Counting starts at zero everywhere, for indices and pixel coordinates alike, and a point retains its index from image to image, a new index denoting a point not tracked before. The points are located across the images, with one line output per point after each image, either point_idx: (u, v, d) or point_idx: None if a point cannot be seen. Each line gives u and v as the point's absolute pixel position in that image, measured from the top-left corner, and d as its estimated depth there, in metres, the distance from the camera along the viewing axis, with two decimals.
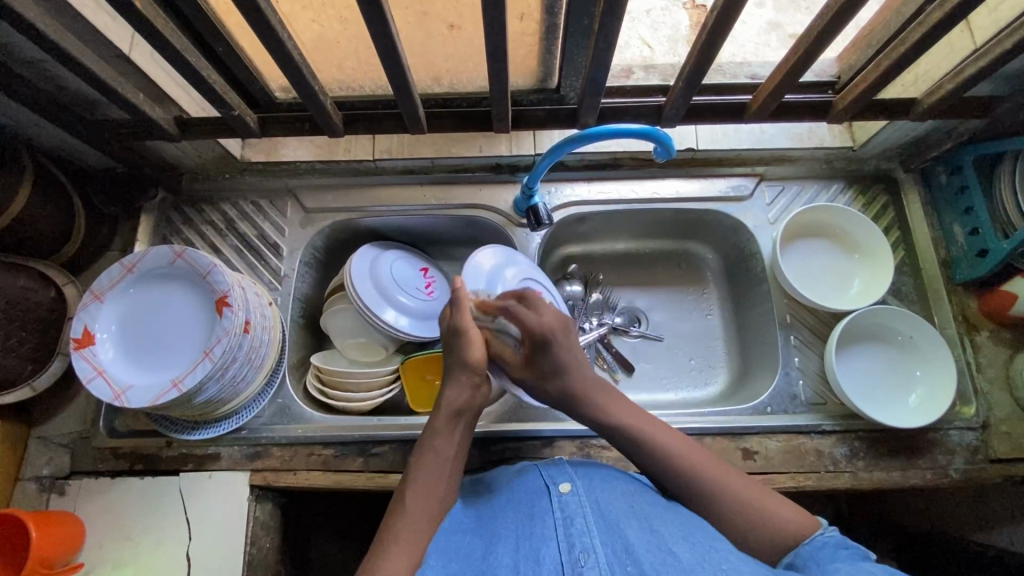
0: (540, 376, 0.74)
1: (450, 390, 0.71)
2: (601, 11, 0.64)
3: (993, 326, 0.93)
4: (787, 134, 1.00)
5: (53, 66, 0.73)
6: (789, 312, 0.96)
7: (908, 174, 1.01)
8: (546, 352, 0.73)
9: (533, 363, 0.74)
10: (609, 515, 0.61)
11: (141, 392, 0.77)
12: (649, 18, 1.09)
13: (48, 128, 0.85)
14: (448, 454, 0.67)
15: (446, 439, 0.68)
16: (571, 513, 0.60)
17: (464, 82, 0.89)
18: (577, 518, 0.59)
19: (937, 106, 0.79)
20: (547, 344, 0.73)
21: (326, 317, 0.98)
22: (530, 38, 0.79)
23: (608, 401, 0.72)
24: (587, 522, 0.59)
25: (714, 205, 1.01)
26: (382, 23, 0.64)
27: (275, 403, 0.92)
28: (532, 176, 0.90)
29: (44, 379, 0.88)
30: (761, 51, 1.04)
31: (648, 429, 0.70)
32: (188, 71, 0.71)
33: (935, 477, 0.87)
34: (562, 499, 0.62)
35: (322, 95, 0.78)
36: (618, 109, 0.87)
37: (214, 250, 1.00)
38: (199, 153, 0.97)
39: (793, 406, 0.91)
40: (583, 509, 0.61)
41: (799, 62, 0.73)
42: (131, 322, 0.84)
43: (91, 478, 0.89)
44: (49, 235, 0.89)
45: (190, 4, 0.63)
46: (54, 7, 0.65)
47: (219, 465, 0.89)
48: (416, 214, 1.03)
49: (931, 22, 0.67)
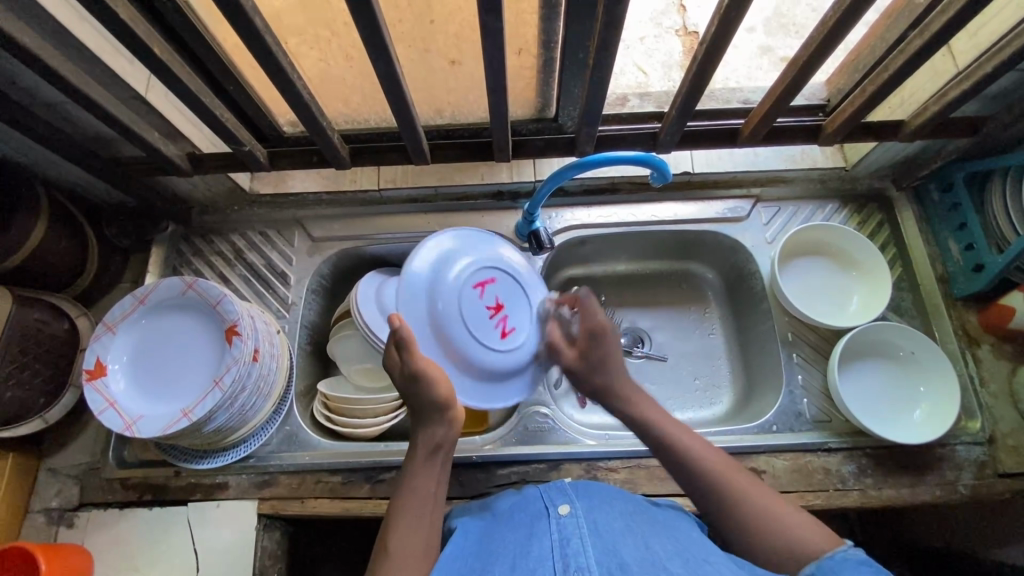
0: (591, 367, 0.86)
1: (424, 427, 0.72)
2: (596, 48, 0.67)
3: (994, 340, 0.94)
4: (780, 156, 1.02)
5: (72, 108, 0.76)
6: (790, 330, 0.97)
7: (900, 193, 1.03)
8: (600, 346, 0.86)
9: (586, 354, 0.87)
10: (607, 536, 0.60)
11: (155, 421, 0.79)
12: (643, 45, 1.14)
13: (64, 166, 0.88)
14: (426, 488, 0.68)
15: (423, 474, 0.69)
16: (568, 535, 0.59)
17: (466, 113, 0.92)
18: (573, 539, 0.59)
19: (923, 127, 0.82)
20: (600, 339, 0.86)
21: (332, 344, 0.99)
22: (528, 72, 0.83)
23: (638, 398, 0.81)
24: (583, 543, 0.58)
25: (712, 226, 1.03)
26: (387, 62, 0.67)
27: (282, 430, 0.93)
28: (533, 203, 0.93)
29: (55, 412, 0.89)
30: (752, 75, 1.08)
31: (691, 449, 0.73)
32: (202, 111, 0.74)
33: (944, 493, 0.86)
34: (561, 521, 0.62)
35: (330, 131, 0.81)
36: (615, 136, 0.90)
37: (223, 279, 1.02)
38: (210, 187, 0.99)
39: (798, 424, 0.91)
40: (580, 530, 0.60)
41: (787, 89, 0.75)
42: (141, 356, 0.85)
43: (99, 510, 0.89)
44: (64, 269, 0.92)
45: (207, 49, 0.66)
46: (76, 53, 0.68)
47: (227, 494, 0.89)
48: (420, 240, 1.05)
49: (911, 51, 0.70)
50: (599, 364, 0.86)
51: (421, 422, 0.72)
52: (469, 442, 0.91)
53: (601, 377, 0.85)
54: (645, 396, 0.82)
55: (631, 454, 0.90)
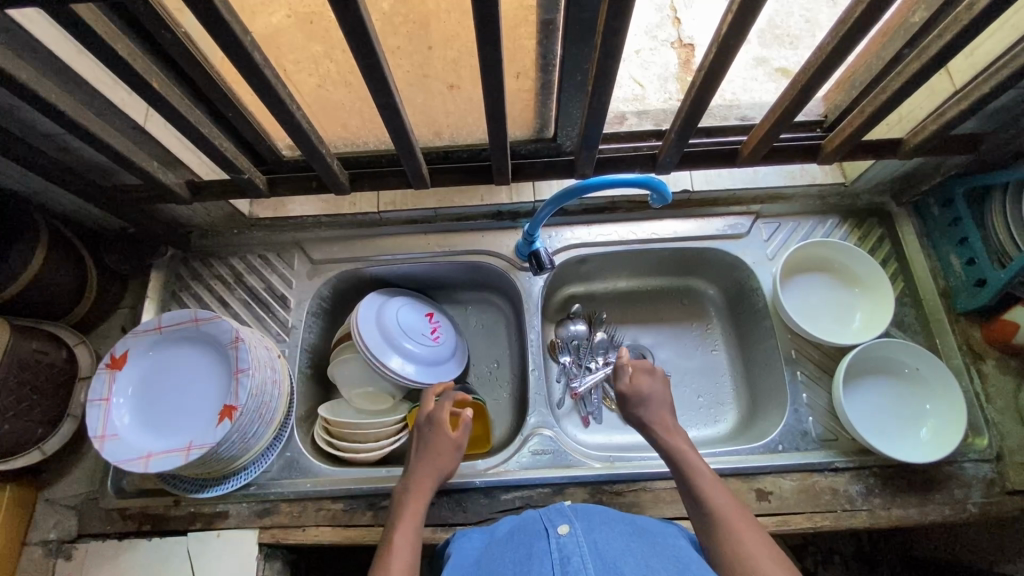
0: (640, 397, 0.83)
1: (420, 472, 0.80)
2: (595, 73, 0.67)
3: (998, 355, 0.93)
4: (780, 173, 1.02)
5: (70, 138, 0.75)
6: (794, 347, 0.97)
7: (900, 208, 1.03)
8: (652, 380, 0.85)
9: (644, 382, 0.84)
10: (605, 554, 0.59)
11: (169, 453, 0.78)
12: (639, 58, 1.14)
13: (64, 195, 0.88)
14: (407, 541, 0.71)
15: (408, 524, 0.73)
16: (568, 553, 0.58)
17: (465, 134, 0.92)
18: (574, 556, 0.57)
19: (923, 144, 0.82)
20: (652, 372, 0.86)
21: (333, 368, 0.99)
22: (526, 94, 0.83)
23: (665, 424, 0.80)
24: (584, 562, 0.56)
25: (712, 243, 1.03)
26: (386, 92, 0.67)
27: (283, 457, 0.92)
28: (533, 224, 0.93)
29: (53, 442, 0.89)
30: (748, 85, 1.08)
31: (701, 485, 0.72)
32: (202, 141, 0.73)
33: (953, 512, 0.85)
34: (560, 540, 0.60)
35: (329, 157, 0.81)
36: (614, 157, 0.90)
37: (222, 303, 1.02)
38: (209, 213, 0.99)
39: (804, 443, 0.91)
40: (580, 548, 0.58)
41: (786, 112, 0.75)
42: (190, 345, 0.87)
43: (98, 541, 0.88)
44: (63, 296, 0.91)
45: (206, 79, 0.66)
46: (74, 86, 0.68)
47: (227, 523, 0.88)
48: (421, 262, 1.05)
49: (908, 74, 0.70)
50: (646, 396, 0.83)
51: (418, 470, 0.80)
52: (471, 467, 0.90)
53: (645, 407, 0.82)
54: (676, 429, 0.80)
55: (635, 477, 0.89)
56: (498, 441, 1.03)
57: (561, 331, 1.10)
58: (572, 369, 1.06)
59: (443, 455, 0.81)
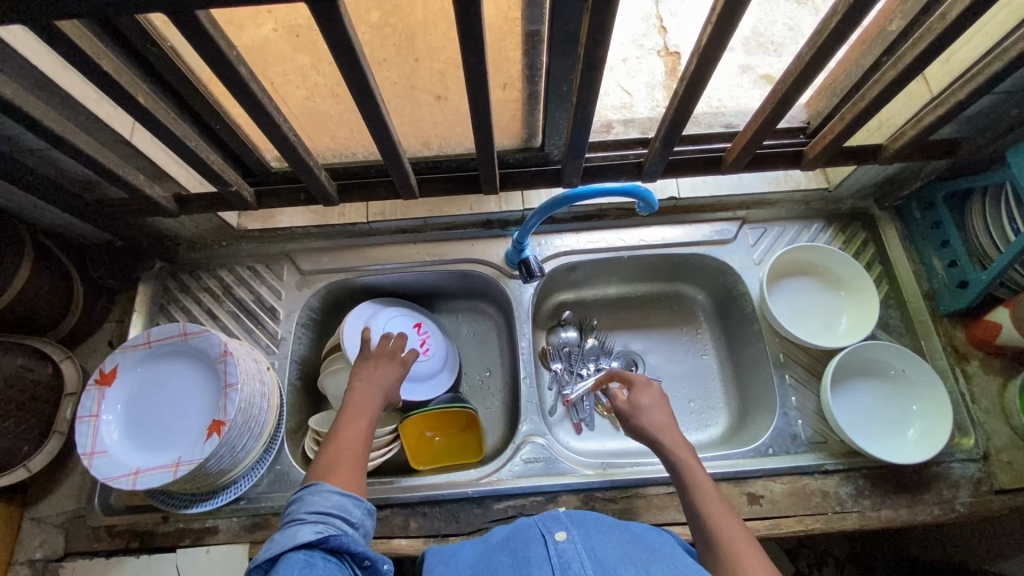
0: (635, 407, 0.83)
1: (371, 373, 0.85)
2: (579, 84, 0.68)
3: (982, 356, 0.94)
4: (764, 179, 1.04)
5: (56, 154, 0.75)
6: (782, 351, 0.98)
7: (884, 212, 1.05)
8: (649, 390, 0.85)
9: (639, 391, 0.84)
10: (604, 561, 0.59)
11: (157, 470, 0.78)
12: (626, 66, 1.16)
13: (49, 210, 0.87)
14: (360, 426, 0.77)
15: (360, 413, 0.78)
16: (568, 558, 0.58)
17: (453, 145, 0.93)
18: (573, 561, 0.57)
19: (902, 150, 0.84)
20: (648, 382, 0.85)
21: (323, 379, 0.99)
22: (513, 104, 0.84)
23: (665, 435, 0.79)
24: (583, 565, 0.57)
25: (700, 249, 1.04)
26: (373, 105, 0.68)
27: (272, 470, 0.91)
28: (522, 232, 0.94)
29: (39, 460, 0.87)
30: (733, 92, 1.10)
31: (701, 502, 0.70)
32: (188, 154, 0.73)
33: (942, 513, 0.86)
34: (558, 546, 0.60)
35: (317, 170, 0.81)
36: (601, 166, 0.92)
37: (211, 316, 1.01)
38: (197, 225, 0.99)
39: (794, 446, 0.91)
40: (579, 553, 0.59)
41: (767, 121, 0.77)
42: (179, 358, 0.86)
43: (84, 559, 0.87)
44: (50, 310, 0.91)
45: (193, 94, 0.66)
46: (58, 100, 0.68)
47: (217, 538, 0.87)
48: (411, 271, 1.05)
49: (886, 81, 0.72)
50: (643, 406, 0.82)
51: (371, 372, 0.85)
52: (466, 476, 0.91)
53: (641, 419, 0.81)
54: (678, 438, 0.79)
55: (626, 484, 0.89)
56: (490, 449, 1.03)
57: (552, 338, 1.11)
58: (564, 376, 1.07)
59: (396, 366, 0.88)
